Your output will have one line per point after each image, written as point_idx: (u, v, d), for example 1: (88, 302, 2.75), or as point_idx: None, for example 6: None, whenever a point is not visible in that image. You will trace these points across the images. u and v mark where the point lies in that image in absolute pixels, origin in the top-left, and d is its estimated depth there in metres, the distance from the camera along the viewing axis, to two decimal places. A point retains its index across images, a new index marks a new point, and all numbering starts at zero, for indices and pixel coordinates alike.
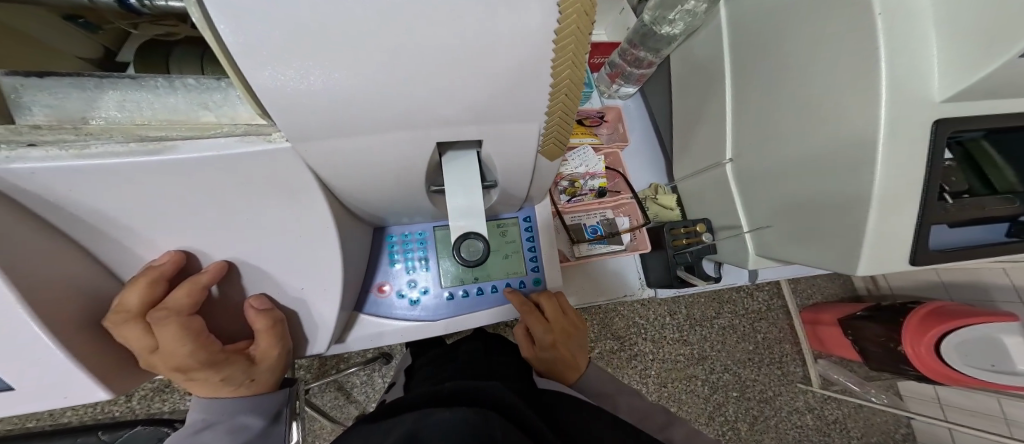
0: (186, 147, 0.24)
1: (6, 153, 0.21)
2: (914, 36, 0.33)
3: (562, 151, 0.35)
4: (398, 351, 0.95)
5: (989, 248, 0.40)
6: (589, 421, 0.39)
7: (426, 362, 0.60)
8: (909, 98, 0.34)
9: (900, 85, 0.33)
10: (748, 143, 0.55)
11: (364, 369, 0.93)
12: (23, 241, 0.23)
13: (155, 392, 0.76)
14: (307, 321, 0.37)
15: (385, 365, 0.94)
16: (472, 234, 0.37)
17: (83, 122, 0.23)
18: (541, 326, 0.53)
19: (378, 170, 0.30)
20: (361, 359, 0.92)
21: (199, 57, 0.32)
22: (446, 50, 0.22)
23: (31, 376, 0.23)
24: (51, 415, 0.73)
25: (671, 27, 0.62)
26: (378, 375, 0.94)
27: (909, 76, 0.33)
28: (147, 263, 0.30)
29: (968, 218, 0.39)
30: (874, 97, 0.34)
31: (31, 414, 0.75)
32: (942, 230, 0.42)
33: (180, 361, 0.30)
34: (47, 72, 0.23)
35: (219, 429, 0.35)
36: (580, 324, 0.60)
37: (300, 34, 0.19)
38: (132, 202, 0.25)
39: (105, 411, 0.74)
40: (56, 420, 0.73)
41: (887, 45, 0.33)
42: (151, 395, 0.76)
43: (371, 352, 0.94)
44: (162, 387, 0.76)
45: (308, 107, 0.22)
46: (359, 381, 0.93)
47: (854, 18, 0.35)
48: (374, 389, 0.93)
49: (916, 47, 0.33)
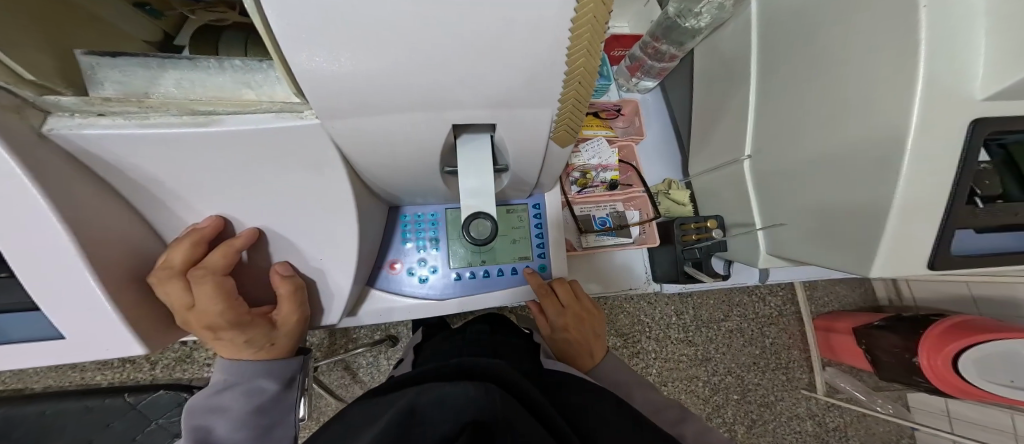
0: (232, 120, 0.26)
1: (79, 120, 0.23)
2: (960, 19, 0.30)
3: (573, 137, 0.36)
4: (404, 334, 0.99)
5: (1015, 255, 0.38)
6: (592, 403, 0.39)
7: (431, 341, 0.62)
8: (947, 94, 0.31)
9: (940, 73, 0.30)
10: (767, 140, 0.53)
11: (371, 350, 0.97)
12: (97, 199, 0.26)
13: (177, 362, 0.83)
14: (323, 290, 0.39)
15: (390, 348, 0.98)
16: (482, 214, 0.38)
17: (145, 96, 0.24)
18: (553, 308, 0.56)
19: (395, 150, 0.31)
20: (369, 340, 0.96)
21: (243, 41, 0.34)
22: (467, 39, 0.23)
23: (79, 328, 0.25)
24: (84, 377, 0.81)
25: (696, 20, 0.61)
26: (383, 357, 0.98)
27: (947, 66, 0.30)
28: (189, 226, 0.32)
29: (995, 222, 0.37)
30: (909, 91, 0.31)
31: (64, 375, 0.82)
32: (970, 236, 0.39)
33: (213, 319, 0.32)
34: (119, 52, 0.23)
35: (238, 390, 0.37)
36: (595, 312, 0.61)
37: (330, 20, 0.20)
38: (175, 170, 0.27)
39: (130, 376, 0.81)
40: (87, 381, 0.80)
41: (931, 34, 0.30)
42: (173, 365, 0.83)
43: (378, 334, 0.98)
44: (183, 357, 0.83)
45: (335, 85, 0.24)
46: (365, 362, 0.97)
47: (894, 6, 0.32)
48: (379, 370, 0.98)
49: (959, 38, 0.30)
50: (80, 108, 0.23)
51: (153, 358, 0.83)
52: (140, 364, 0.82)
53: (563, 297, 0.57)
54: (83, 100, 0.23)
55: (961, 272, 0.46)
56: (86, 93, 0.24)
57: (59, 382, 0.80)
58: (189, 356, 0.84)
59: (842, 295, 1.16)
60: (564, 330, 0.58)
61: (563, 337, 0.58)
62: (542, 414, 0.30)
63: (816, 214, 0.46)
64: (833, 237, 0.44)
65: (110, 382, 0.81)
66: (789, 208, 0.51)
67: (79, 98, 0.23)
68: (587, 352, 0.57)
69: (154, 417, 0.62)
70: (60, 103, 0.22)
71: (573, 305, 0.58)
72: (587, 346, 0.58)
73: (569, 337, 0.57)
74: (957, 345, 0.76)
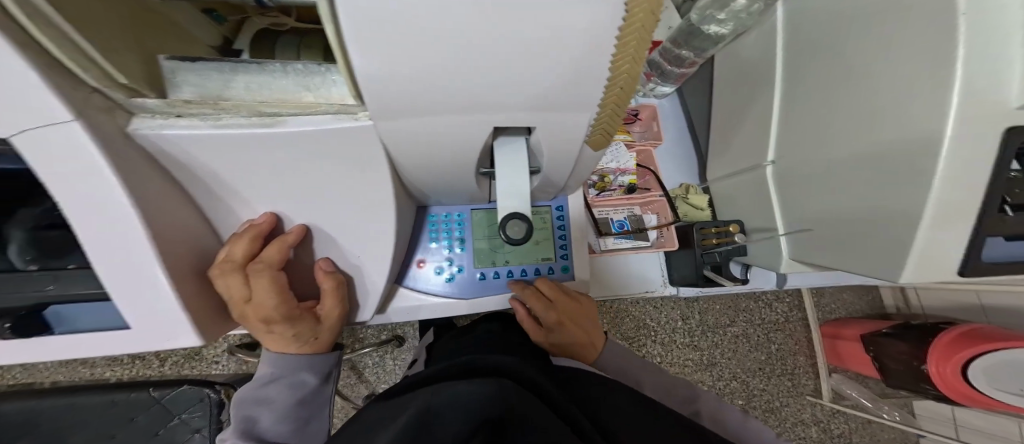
0: (295, 121, 0.27)
1: (159, 121, 0.25)
2: (997, 21, 0.29)
3: (607, 141, 0.38)
4: (410, 334, 0.99)
5: None
6: (610, 394, 0.39)
7: (444, 340, 0.63)
8: (980, 100, 0.30)
9: (976, 83, 0.30)
10: (791, 144, 0.54)
11: (377, 351, 0.97)
12: (166, 195, 0.27)
13: (185, 359, 0.84)
14: (361, 287, 0.40)
15: (397, 349, 0.98)
16: (518, 215, 0.39)
17: (218, 98, 0.25)
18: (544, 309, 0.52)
19: (433, 152, 0.32)
20: (375, 340, 0.96)
21: (296, 44, 0.34)
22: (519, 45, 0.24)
23: (151, 316, 0.26)
24: (93, 372, 0.82)
25: (719, 26, 0.61)
26: (389, 357, 0.98)
27: (980, 73, 0.30)
28: (243, 222, 0.33)
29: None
30: (945, 99, 0.31)
31: (74, 370, 0.83)
32: (999, 242, 0.39)
33: (268, 312, 0.33)
34: (198, 57, 0.25)
35: (282, 383, 0.38)
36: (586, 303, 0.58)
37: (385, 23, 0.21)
38: (236, 168, 0.28)
39: (140, 372, 0.82)
40: (97, 376, 0.81)
41: (969, 43, 0.29)
42: (181, 362, 0.84)
43: (384, 334, 0.98)
44: (190, 355, 0.84)
45: (389, 86, 0.24)
46: (371, 362, 0.98)
47: (923, 16, 0.33)
48: (385, 371, 0.98)
49: (994, 42, 0.29)
50: (162, 110, 0.24)
51: (162, 356, 0.84)
52: (150, 360, 0.83)
53: (551, 295, 0.53)
54: (166, 103, 0.24)
55: (976, 280, 0.46)
56: (165, 95, 0.25)
57: (68, 378, 0.80)
58: (197, 353, 0.85)
59: (850, 303, 1.16)
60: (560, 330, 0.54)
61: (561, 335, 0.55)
62: (565, 414, 0.30)
63: (841, 220, 0.46)
64: (858, 242, 0.44)
65: (120, 379, 0.82)
66: (812, 214, 0.52)
67: (161, 101, 0.24)
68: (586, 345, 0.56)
69: (177, 412, 0.61)
70: (146, 106, 0.23)
71: (563, 301, 0.54)
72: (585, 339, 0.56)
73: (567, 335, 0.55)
74: (966, 354, 0.76)
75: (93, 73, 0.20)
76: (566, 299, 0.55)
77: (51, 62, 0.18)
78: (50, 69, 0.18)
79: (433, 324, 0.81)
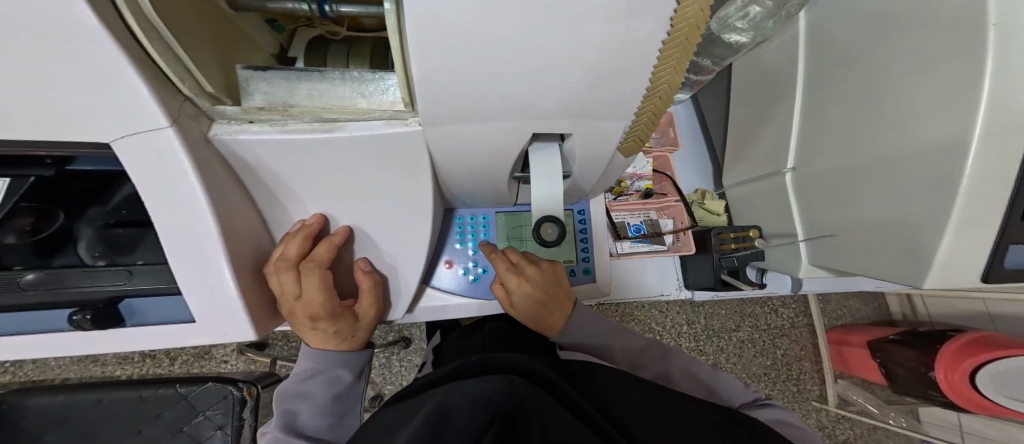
0: (352, 126, 0.28)
1: (233, 126, 0.26)
2: None
3: (638, 148, 0.39)
4: (417, 335, 1.00)
5: None
6: (624, 387, 0.39)
7: (452, 340, 0.64)
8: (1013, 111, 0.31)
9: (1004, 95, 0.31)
10: (811, 151, 0.55)
11: (384, 352, 0.98)
12: (234, 195, 0.28)
13: (196, 358, 0.85)
14: (396, 287, 0.41)
15: (403, 350, 0.99)
16: (550, 217, 0.41)
17: (287, 106, 0.26)
18: (507, 277, 0.48)
19: (472, 157, 0.33)
20: (382, 342, 0.97)
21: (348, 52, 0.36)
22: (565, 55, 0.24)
23: (215, 310, 0.27)
24: (106, 369, 0.82)
25: (738, 34, 0.63)
26: (395, 359, 0.99)
27: None
28: (295, 222, 0.35)
29: None
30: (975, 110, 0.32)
31: (86, 368, 0.84)
32: None
33: (316, 309, 0.34)
34: (268, 66, 0.26)
35: (321, 378, 0.39)
36: (561, 277, 0.50)
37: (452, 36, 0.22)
38: (295, 170, 0.30)
39: (152, 370, 0.83)
40: (110, 373, 0.82)
41: (999, 58, 0.31)
42: (192, 361, 0.85)
43: (392, 335, 0.99)
44: (201, 354, 0.85)
45: (447, 95, 0.26)
46: (378, 364, 0.99)
47: (952, 30, 0.34)
48: (391, 372, 0.99)
49: None
50: (236, 116, 0.26)
51: (172, 354, 0.84)
52: (160, 359, 0.84)
53: (518, 263, 0.49)
54: (243, 110, 0.25)
55: (987, 286, 0.47)
56: (238, 102, 0.26)
57: (80, 375, 0.81)
58: (208, 352, 0.86)
59: (855, 310, 1.18)
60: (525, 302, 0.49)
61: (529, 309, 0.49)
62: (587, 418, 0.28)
63: (861, 226, 0.47)
64: (880, 248, 0.45)
65: (130, 376, 0.83)
66: (830, 221, 0.53)
67: (238, 108, 0.25)
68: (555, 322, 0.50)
69: (202, 408, 0.62)
70: (224, 112, 0.25)
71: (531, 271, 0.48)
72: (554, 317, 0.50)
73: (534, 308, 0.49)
74: (973, 362, 0.76)
75: (188, 84, 0.22)
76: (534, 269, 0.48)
77: (155, 72, 0.20)
78: (155, 79, 0.20)
79: (439, 324, 0.82)
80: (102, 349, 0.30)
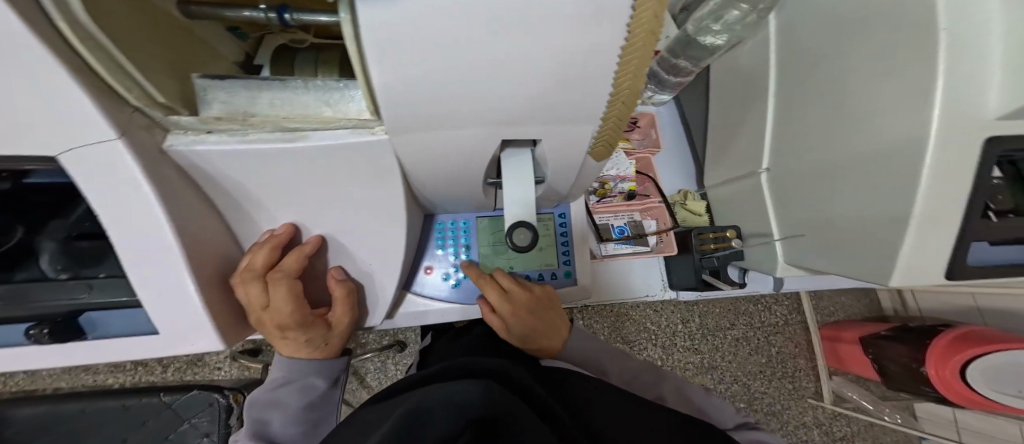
0: (315, 136, 0.28)
1: (191, 137, 0.26)
2: (967, 42, 0.31)
3: (609, 153, 0.40)
4: (412, 339, 1.00)
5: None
6: (599, 393, 0.40)
7: (443, 342, 0.64)
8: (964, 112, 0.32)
9: (956, 96, 0.32)
10: (785, 151, 0.55)
11: (379, 356, 0.98)
12: (194, 207, 0.28)
13: (188, 366, 0.85)
14: (371, 294, 0.42)
15: (398, 354, 0.99)
16: (523, 223, 0.41)
17: (247, 115, 0.26)
18: (500, 302, 0.49)
19: (444, 163, 0.34)
20: (377, 346, 0.97)
21: (315, 61, 0.36)
22: (517, 63, 0.25)
23: (177, 321, 0.27)
24: (97, 378, 0.82)
25: (715, 37, 0.65)
26: (391, 363, 0.99)
27: (963, 87, 0.32)
28: (265, 232, 0.35)
29: (1016, 235, 0.37)
30: (930, 110, 0.33)
31: (76, 378, 0.83)
32: (992, 246, 0.39)
33: (283, 319, 0.34)
34: (225, 75, 0.26)
35: (294, 386, 0.39)
36: (547, 294, 0.53)
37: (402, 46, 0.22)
38: (260, 179, 0.30)
39: (143, 378, 0.82)
40: (101, 382, 0.81)
41: (950, 60, 0.31)
42: (184, 368, 0.84)
43: (387, 339, 0.99)
44: (194, 362, 0.85)
45: (404, 104, 0.26)
46: (373, 368, 0.98)
47: (907, 32, 0.35)
48: (386, 376, 0.98)
49: (977, 55, 0.31)
50: (192, 126, 0.26)
51: (165, 362, 0.84)
52: (152, 367, 0.84)
53: (507, 287, 0.50)
54: (199, 121, 0.25)
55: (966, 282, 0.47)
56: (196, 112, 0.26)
57: (71, 384, 0.81)
58: (200, 359, 0.86)
59: (848, 306, 1.18)
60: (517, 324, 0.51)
61: (524, 331, 0.51)
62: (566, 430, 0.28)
63: (833, 225, 0.48)
64: (849, 246, 0.46)
65: (122, 385, 0.82)
66: (805, 220, 0.53)
67: (194, 118, 0.25)
68: (548, 338, 0.53)
69: (187, 416, 0.62)
70: (178, 122, 0.25)
71: (520, 293, 0.50)
72: (547, 334, 0.53)
73: (527, 329, 0.51)
74: (963, 357, 0.77)
75: (135, 93, 0.22)
76: (523, 291, 0.50)
77: (99, 83, 0.20)
78: (97, 88, 0.20)
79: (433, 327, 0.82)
80: (63, 362, 0.30)
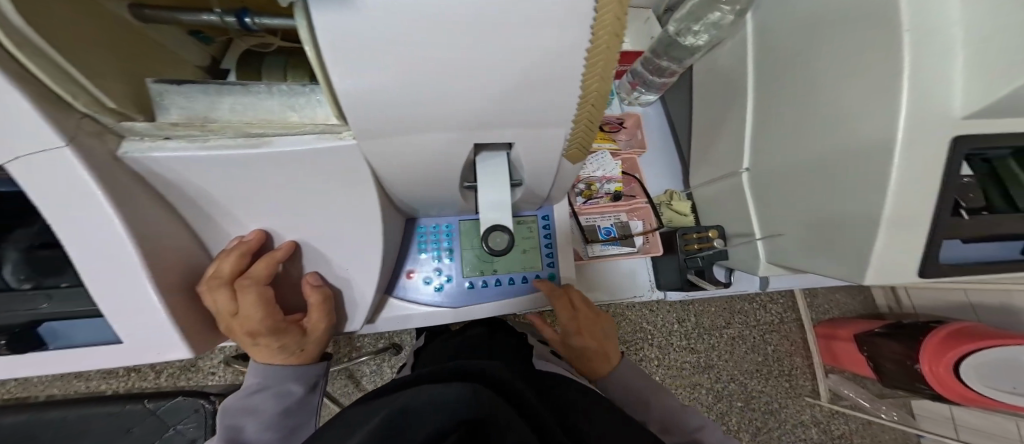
0: (279, 141, 0.28)
1: (148, 143, 0.26)
2: (925, 41, 0.32)
3: (584, 155, 0.39)
4: (408, 342, 0.99)
5: (1011, 263, 0.39)
6: (589, 403, 0.38)
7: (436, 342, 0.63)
8: (926, 111, 0.32)
9: (921, 95, 0.32)
10: (764, 151, 0.55)
11: (375, 359, 0.97)
12: (154, 215, 0.28)
13: (182, 371, 0.84)
14: (348, 299, 0.41)
15: (394, 356, 0.98)
16: (500, 227, 0.42)
17: (206, 120, 0.26)
18: (566, 314, 0.55)
19: (418, 167, 0.33)
20: (373, 349, 0.97)
21: (283, 64, 0.36)
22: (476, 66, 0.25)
23: (138, 330, 0.27)
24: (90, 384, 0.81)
25: (695, 38, 0.66)
26: (387, 366, 0.98)
27: (927, 86, 0.32)
28: (235, 238, 0.35)
29: (992, 232, 0.37)
30: (895, 109, 0.33)
31: (68, 385, 0.82)
32: (966, 244, 0.40)
33: (253, 325, 0.34)
34: (183, 80, 0.26)
35: (270, 392, 0.39)
36: (602, 313, 0.59)
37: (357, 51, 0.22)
38: (226, 186, 0.30)
39: (137, 384, 0.82)
40: (94, 388, 0.81)
41: (912, 58, 0.32)
42: (178, 374, 0.84)
43: (382, 343, 0.99)
44: (187, 367, 0.84)
45: (365, 110, 0.26)
46: (369, 370, 0.98)
47: (873, 31, 0.35)
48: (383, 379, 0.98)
49: (936, 55, 0.32)
50: (149, 132, 0.26)
51: (159, 368, 0.84)
52: (145, 373, 0.83)
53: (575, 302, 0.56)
54: (155, 126, 0.25)
55: (949, 279, 0.47)
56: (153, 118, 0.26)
57: (64, 391, 0.80)
58: (194, 365, 0.85)
59: (843, 303, 1.18)
60: (575, 334, 0.56)
61: (579, 342, 0.57)
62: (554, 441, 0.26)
63: (811, 224, 0.48)
64: (825, 247, 0.46)
65: (116, 391, 0.82)
66: (784, 220, 0.53)
67: (150, 123, 0.26)
68: (602, 354, 0.57)
69: (172, 422, 0.61)
70: (132, 128, 0.25)
71: (584, 308, 0.56)
72: (603, 349, 0.57)
73: (582, 340, 0.56)
74: (957, 353, 0.77)
75: (82, 100, 0.22)
76: (586, 307, 0.57)
77: (43, 91, 0.20)
78: (41, 96, 0.20)
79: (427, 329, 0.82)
80: (29, 372, 0.30)
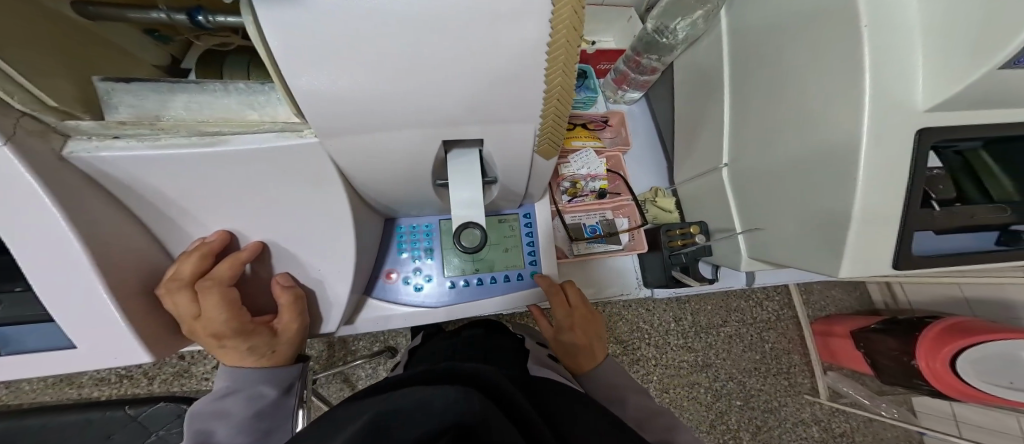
0: (236, 140, 0.28)
1: (97, 143, 0.26)
2: (880, 32, 0.32)
3: (557, 149, 0.38)
4: (403, 345, 0.98)
5: (1000, 254, 0.38)
6: (573, 406, 0.37)
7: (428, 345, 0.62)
8: (889, 103, 0.32)
9: (882, 86, 0.32)
10: (741, 146, 0.55)
11: (370, 362, 0.97)
12: (108, 218, 0.28)
13: (175, 377, 0.83)
14: (322, 300, 0.41)
15: (389, 359, 0.97)
16: (472, 223, 0.41)
17: (157, 119, 0.26)
18: (562, 309, 0.57)
19: (388, 166, 0.33)
20: (368, 352, 0.96)
21: (247, 64, 0.37)
22: (427, 62, 0.24)
23: (91, 334, 0.27)
24: (83, 391, 0.81)
25: (673, 35, 0.66)
26: (382, 368, 0.98)
27: (889, 77, 0.32)
28: (198, 239, 0.34)
29: (973, 224, 0.37)
30: (857, 101, 0.33)
31: (60, 391, 0.82)
32: (937, 235, 0.40)
33: (217, 327, 0.33)
34: (132, 78, 0.26)
35: (240, 395, 0.39)
36: (595, 313, 0.61)
37: (304, 51, 0.22)
38: (185, 186, 0.30)
39: (129, 391, 0.81)
40: (85, 394, 0.80)
41: (870, 51, 0.32)
42: (170, 380, 0.83)
43: (377, 346, 0.98)
44: (180, 373, 0.83)
45: (319, 110, 0.26)
46: (364, 374, 0.97)
47: (832, 23, 0.35)
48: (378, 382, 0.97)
49: (901, 46, 0.32)
50: (96, 131, 0.26)
51: (151, 374, 0.83)
52: (138, 379, 0.82)
53: (571, 298, 0.58)
54: (102, 125, 0.25)
55: (937, 273, 0.47)
56: (102, 117, 0.26)
57: (56, 397, 0.79)
58: (187, 370, 0.85)
59: (839, 299, 1.18)
60: (569, 330, 0.58)
61: (570, 338, 0.57)
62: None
63: (787, 219, 0.48)
64: (801, 241, 0.45)
65: (109, 398, 0.81)
66: (763, 215, 0.53)
67: (98, 123, 0.26)
68: (590, 353, 0.57)
69: (155, 428, 0.61)
70: (77, 127, 0.25)
71: (579, 305, 0.58)
72: (591, 348, 0.58)
73: (573, 336, 0.57)
74: (955, 346, 0.76)
75: (19, 97, 0.22)
76: (582, 305, 0.59)
77: None
78: None
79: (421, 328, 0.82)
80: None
